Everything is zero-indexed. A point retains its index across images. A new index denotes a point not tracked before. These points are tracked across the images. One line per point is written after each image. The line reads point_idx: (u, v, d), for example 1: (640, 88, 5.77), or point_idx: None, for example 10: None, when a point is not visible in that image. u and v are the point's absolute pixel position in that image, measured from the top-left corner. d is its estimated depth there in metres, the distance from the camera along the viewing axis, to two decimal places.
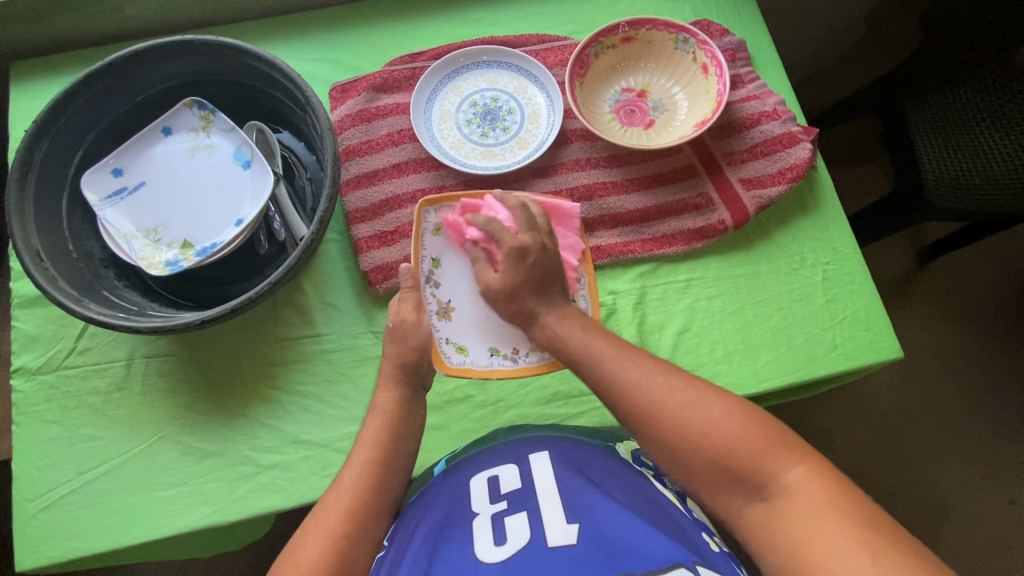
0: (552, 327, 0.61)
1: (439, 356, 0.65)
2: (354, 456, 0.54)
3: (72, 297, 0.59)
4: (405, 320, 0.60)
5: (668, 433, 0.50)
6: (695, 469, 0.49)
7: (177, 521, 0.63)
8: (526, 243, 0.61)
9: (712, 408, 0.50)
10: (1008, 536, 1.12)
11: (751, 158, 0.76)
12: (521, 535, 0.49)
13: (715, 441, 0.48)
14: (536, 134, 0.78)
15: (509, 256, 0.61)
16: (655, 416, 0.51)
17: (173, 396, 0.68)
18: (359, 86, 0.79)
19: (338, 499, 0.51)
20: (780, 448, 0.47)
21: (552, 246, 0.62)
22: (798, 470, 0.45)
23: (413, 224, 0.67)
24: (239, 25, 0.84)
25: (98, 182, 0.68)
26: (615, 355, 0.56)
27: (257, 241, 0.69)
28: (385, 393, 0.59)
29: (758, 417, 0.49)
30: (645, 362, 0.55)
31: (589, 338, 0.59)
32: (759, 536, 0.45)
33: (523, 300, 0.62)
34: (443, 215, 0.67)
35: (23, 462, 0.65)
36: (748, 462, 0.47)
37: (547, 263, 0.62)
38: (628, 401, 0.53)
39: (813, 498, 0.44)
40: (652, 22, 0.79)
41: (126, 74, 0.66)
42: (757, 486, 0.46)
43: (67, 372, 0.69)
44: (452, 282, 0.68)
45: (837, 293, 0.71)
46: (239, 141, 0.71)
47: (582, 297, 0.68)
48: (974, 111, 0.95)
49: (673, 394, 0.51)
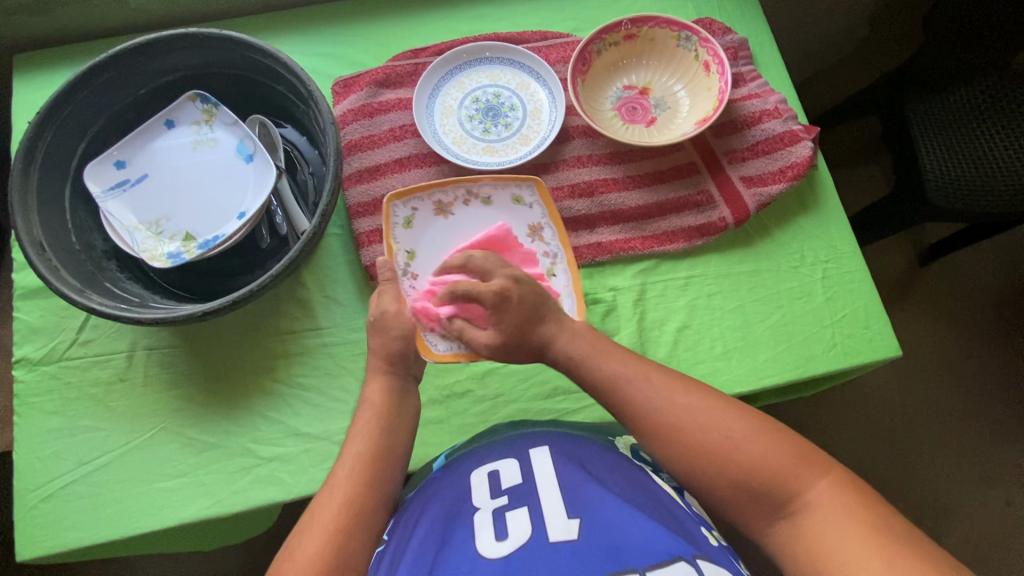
0: (566, 349, 0.58)
1: (424, 345, 0.65)
2: (347, 450, 0.55)
3: (75, 287, 0.59)
4: (387, 311, 0.61)
5: (688, 455, 0.50)
6: (712, 485, 0.49)
7: (177, 512, 0.64)
8: (501, 284, 0.60)
9: (734, 426, 0.50)
10: (1005, 537, 1.12)
11: (752, 156, 0.76)
12: (523, 530, 0.49)
13: (743, 460, 0.48)
14: (538, 131, 0.78)
15: (493, 305, 0.59)
16: (673, 433, 0.51)
17: (174, 388, 0.68)
18: (362, 81, 0.79)
19: (332, 492, 0.51)
20: (805, 462, 0.48)
21: (520, 273, 0.62)
22: (820, 484, 0.47)
23: (384, 219, 0.68)
24: (243, 19, 0.84)
25: (100, 173, 0.68)
26: (631, 374, 0.55)
27: (259, 235, 0.70)
28: (375, 385, 0.59)
29: (779, 432, 0.50)
30: (669, 381, 0.54)
31: (607, 356, 0.57)
32: (783, 550, 0.46)
33: (531, 331, 0.59)
34: (412, 209, 0.69)
35: (25, 452, 0.65)
36: (770, 479, 0.47)
37: (529, 293, 0.60)
38: (648, 423, 0.52)
39: (837, 511, 0.45)
40: (655, 20, 0.79)
41: (130, 66, 0.66)
42: (782, 499, 0.47)
43: (68, 363, 0.69)
44: (427, 273, 0.69)
45: (837, 292, 0.71)
46: (242, 135, 0.71)
47: (561, 271, 0.70)
48: (972, 109, 0.96)
49: (695, 415, 0.51)
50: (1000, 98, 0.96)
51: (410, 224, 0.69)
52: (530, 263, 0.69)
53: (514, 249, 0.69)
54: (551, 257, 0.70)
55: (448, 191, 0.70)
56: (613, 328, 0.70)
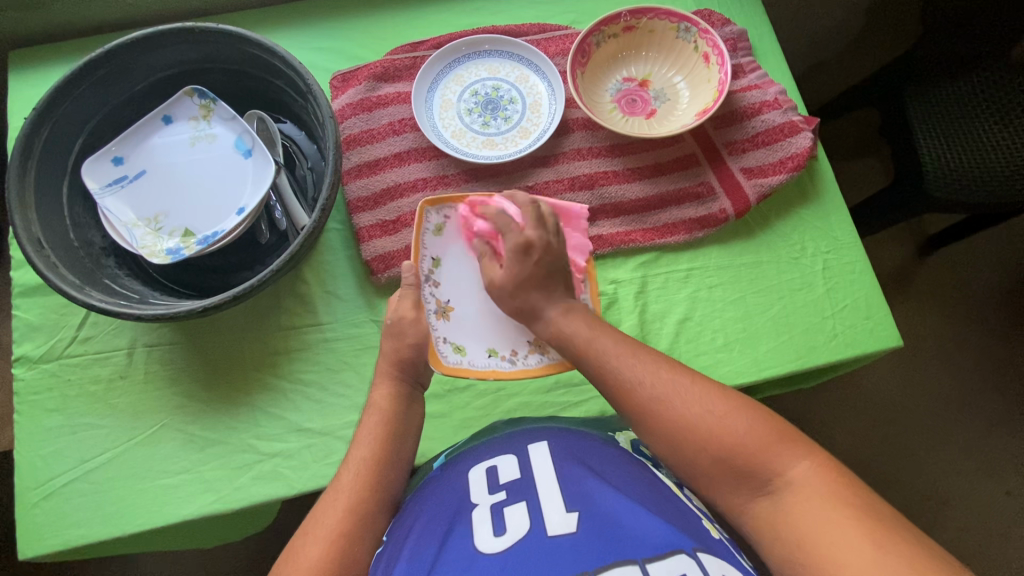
0: (557, 321, 0.59)
1: (436, 355, 0.64)
2: (352, 454, 0.55)
3: (74, 284, 0.59)
4: (403, 317, 0.61)
5: (669, 433, 0.50)
6: (694, 460, 0.49)
7: (180, 509, 0.63)
8: (534, 235, 0.60)
9: (714, 404, 0.50)
10: (1004, 526, 1.13)
11: (752, 147, 0.76)
12: (521, 523, 0.49)
13: (723, 438, 0.49)
14: (538, 124, 0.78)
15: (514, 249, 0.60)
16: (655, 409, 0.51)
17: (176, 385, 0.68)
18: (360, 74, 0.79)
19: (336, 498, 0.51)
20: (784, 443, 0.48)
21: (558, 245, 0.61)
22: (803, 464, 0.47)
23: (414, 224, 0.67)
24: (240, 13, 0.84)
25: (99, 170, 0.68)
26: (617, 349, 0.56)
27: (258, 230, 0.69)
28: (383, 390, 0.59)
29: (761, 412, 0.50)
30: (650, 360, 0.54)
31: (594, 333, 0.57)
32: (765, 529, 0.46)
33: (527, 296, 0.60)
34: (444, 216, 0.67)
35: (26, 450, 0.65)
36: (752, 457, 0.47)
37: (552, 262, 0.61)
38: (630, 398, 0.53)
39: (820, 492, 0.45)
40: (654, 11, 0.79)
41: (127, 61, 0.66)
42: (762, 479, 0.47)
43: (68, 361, 0.68)
44: (450, 282, 0.67)
45: (837, 283, 0.71)
46: (240, 130, 0.71)
47: (584, 298, 0.67)
48: (971, 100, 0.95)
49: (680, 392, 0.52)
50: (998, 90, 0.96)
51: (440, 231, 0.67)
52: (580, 252, 0.68)
53: (575, 232, 0.68)
54: (578, 281, 0.67)
55: (485, 200, 0.68)
56: (614, 321, 0.70)
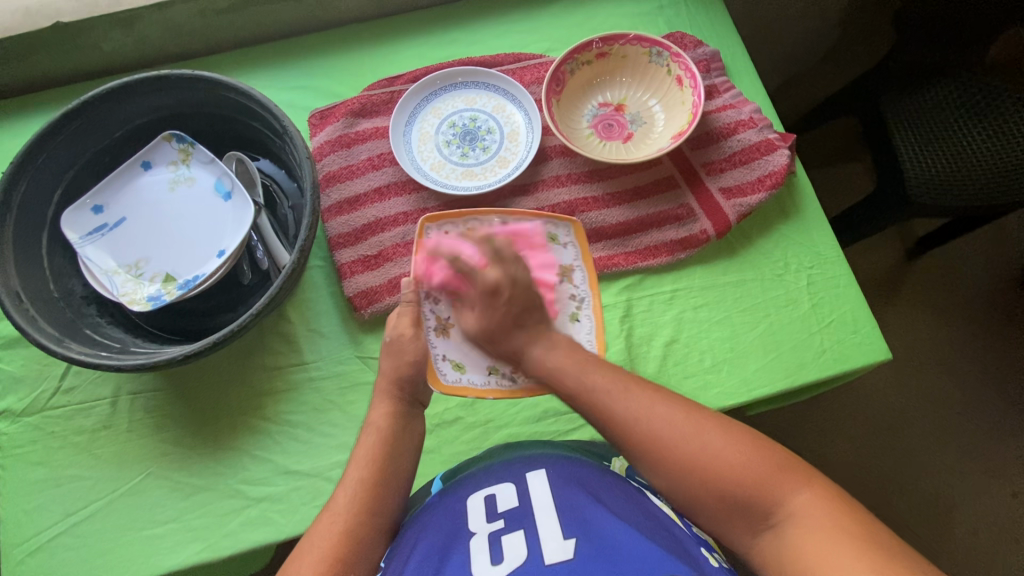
0: (542, 358, 0.57)
1: (434, 373, 0.61)
2: (348, 474, 0.54)
3: (53, 337, 0.59)
4: (403, 334, 0.59)
5: (673, 475, 0.49)
6: (702, 499, 0.48)
7: (168, 559, 0.62)
8: (496, 279, 0.57)
9: (713, 440, 0.49)
10: (1012, 529, 1.11)
11: (729, 167, 0.76)
12: (518, 552, 0.48)
13: (727, 476, 0.48)
14: (516, 153, 0.79)
15: (483, 294, 0.57)
16: (658, 448, 0.50)
17: (161, 431, 0.67)
18: (338, 112, 0.79)
19: (332, 521, 0.51)
20: (785, 474, 0.47)
21: (523, 276, 0.58)
22: (805, 493, 0.46)
23: (416, 237, 0.64)
24: (217, 56, 0.85)
25: (78, 219, 0.68)
26: (607, 386, 0.53)
27: (241, 271, 0.69)
28: (379, 410, 0.58)
29: (762, 442, 0.49)
30: (645, 396, 0.53)
31: (583, 367, 0.55)
32: (771, 564, 0.46)
33: (508, 335, 0.58)
34: (444, 232, 0.64)
35: (10, 507, 0.64)
36: (751, 489, 0.47)
37: (522, 297, 0.58)
38: (631, 438, 0.51)
39: (821, 521, 0.45)
40: (625, 37, 0.79)
41: (103, 111, 0.66)
42: (764, 513, 0.46)
43: (52, 413, 0.68)
44: None
45: (823, 298, 0.71)
46: (219, 172, 0.71)
47: (585, 316, 0.65)
48: (946, 107, 0.96)
49: (675, 426, 0.50)
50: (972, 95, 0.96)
51: None
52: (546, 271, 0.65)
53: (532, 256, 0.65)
54: (578, 300, 0.66)
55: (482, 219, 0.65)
56: None
